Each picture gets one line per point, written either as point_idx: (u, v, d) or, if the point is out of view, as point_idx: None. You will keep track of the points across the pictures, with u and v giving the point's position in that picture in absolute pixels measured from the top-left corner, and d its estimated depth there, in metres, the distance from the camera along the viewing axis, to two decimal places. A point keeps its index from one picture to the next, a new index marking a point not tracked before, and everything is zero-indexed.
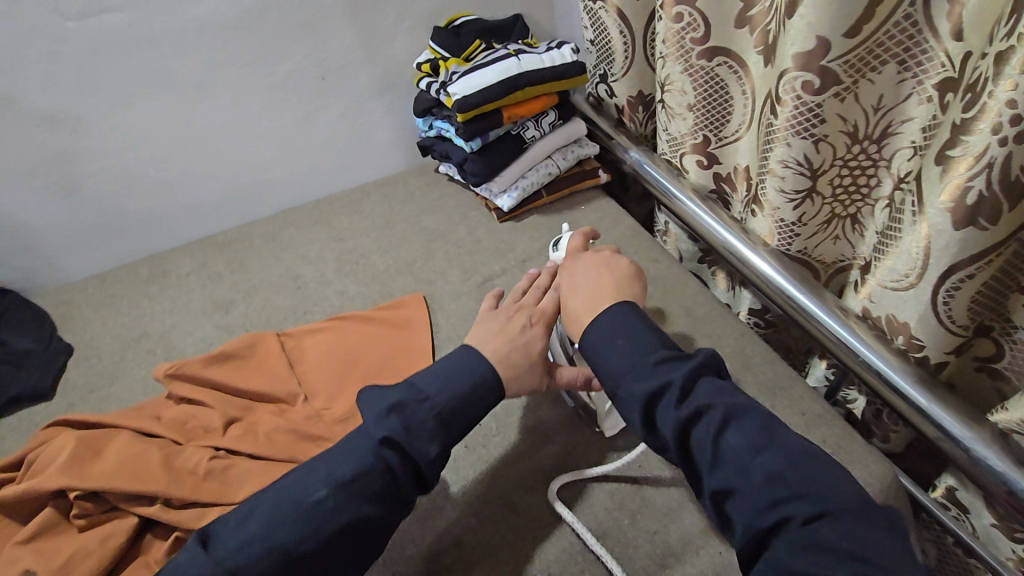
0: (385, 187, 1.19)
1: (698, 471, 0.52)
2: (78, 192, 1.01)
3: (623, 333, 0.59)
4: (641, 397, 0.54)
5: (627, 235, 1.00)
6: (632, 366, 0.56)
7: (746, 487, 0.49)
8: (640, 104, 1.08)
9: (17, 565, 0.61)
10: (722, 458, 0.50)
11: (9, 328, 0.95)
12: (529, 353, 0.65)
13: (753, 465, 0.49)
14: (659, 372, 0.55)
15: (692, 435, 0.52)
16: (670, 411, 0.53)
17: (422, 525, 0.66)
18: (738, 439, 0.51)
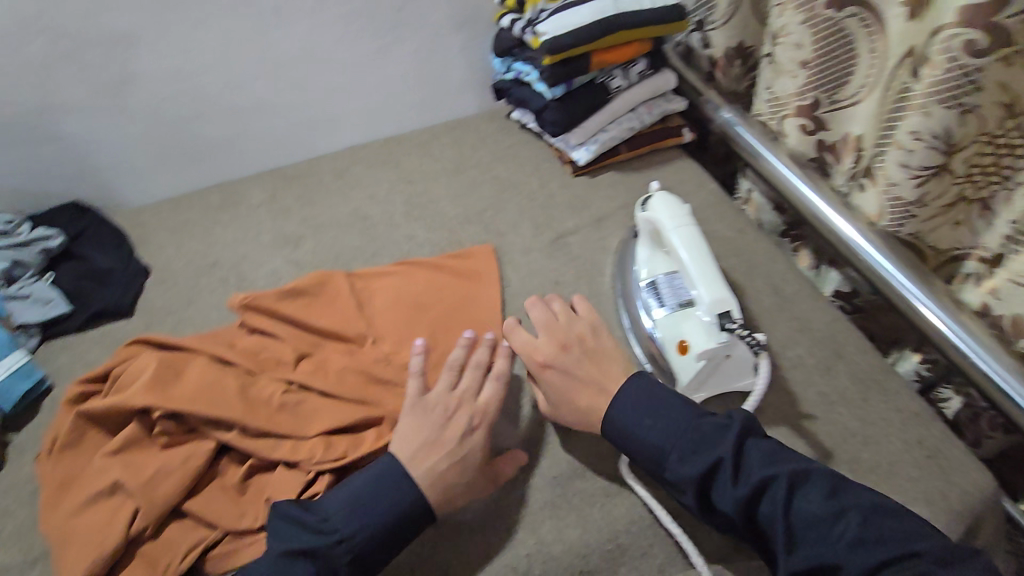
0: (455, 131, 1.15)
1: (774, 549, 0.53)
2: (158, 114, 0.99)
3: (648, 412, 0.61)
4: (692, 481, 0.55)
5: (711, 201, 0.94)
6: (674, 444, 0.58)
7: (838, 558, 0.49)
8: (737, 57, 0.99)
9: (107, 475, 0.64)
10: (800, 531, 0.51)
11: (91, 245, 0.97)
12: (471, 463, 0.61)
13: (833, 535, 0.50)
14: (701, 455, 0.56)
15: (758, 512, 0.53)
16: (728, 490, 0.54)
17: None
18: (808, 505, 0.52)
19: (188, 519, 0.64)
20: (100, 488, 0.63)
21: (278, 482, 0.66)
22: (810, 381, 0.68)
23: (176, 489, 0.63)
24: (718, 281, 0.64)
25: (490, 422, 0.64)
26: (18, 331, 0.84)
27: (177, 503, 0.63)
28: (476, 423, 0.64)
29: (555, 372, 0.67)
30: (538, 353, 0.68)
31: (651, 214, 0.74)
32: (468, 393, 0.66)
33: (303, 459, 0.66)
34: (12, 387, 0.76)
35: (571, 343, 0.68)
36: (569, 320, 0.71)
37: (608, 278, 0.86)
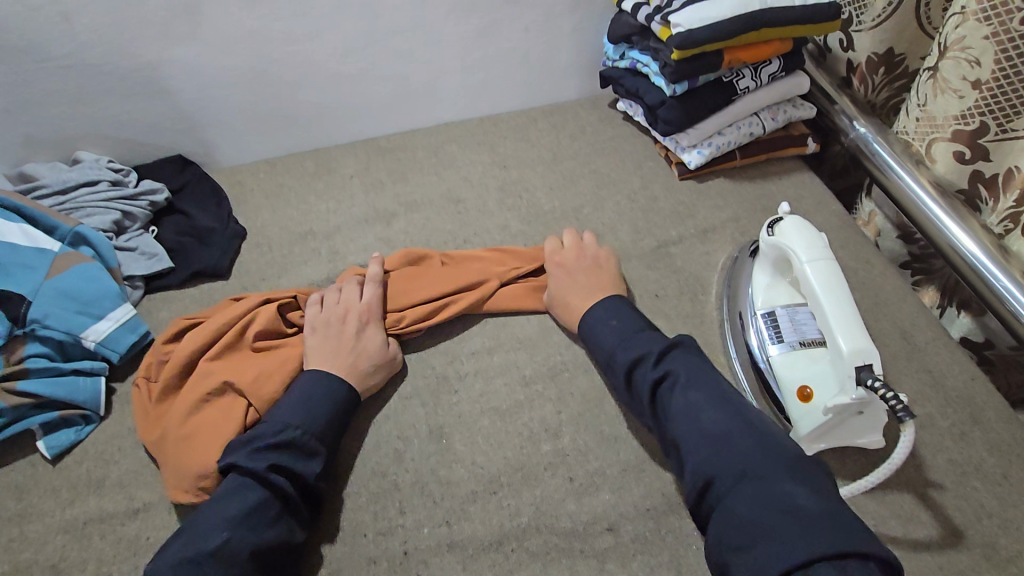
0: (554, 116, 1.10)
1: (664, 427, 0.61)
2: (265, 76, 0.98)
3: (616, 316, 0.71)
4: (623, 363, 0.66)
5: (834, 227, 0.87)
6: (619, 343, 0.68)
7: (692, 442, 0.57)
8: (882, 65, 0.89)
9: (211, 378, 0.68)
10: (680, 415, 0.59)
11: (192, 202, 0.98)
12: (371, 350, 0.72)
13: (699, 425, 0.57)
14: (633, 348, 0.66)
15: (658, 393, 0.62)
16: (647, 373, 0.64)
17: (580, 501, 0.65)
18: (695, 397, 0.60)
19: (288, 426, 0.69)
20: (211, 388, 0.67)
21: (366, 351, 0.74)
22: (940, 445, 0.65)
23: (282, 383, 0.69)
24: (859, 331, 0.59)
25: (378, 320, 0.76)
26: (125, 283, 0.86)
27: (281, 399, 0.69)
28: (366, 320, 0.75)
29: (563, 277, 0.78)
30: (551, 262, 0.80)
31: (779, 239, 0.69)
32: (351, 299, 0.76)
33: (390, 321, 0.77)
34: (120, 338, 0.78)
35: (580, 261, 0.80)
36: (588, 244, 0.82)
37: (713, 298, 0.81)
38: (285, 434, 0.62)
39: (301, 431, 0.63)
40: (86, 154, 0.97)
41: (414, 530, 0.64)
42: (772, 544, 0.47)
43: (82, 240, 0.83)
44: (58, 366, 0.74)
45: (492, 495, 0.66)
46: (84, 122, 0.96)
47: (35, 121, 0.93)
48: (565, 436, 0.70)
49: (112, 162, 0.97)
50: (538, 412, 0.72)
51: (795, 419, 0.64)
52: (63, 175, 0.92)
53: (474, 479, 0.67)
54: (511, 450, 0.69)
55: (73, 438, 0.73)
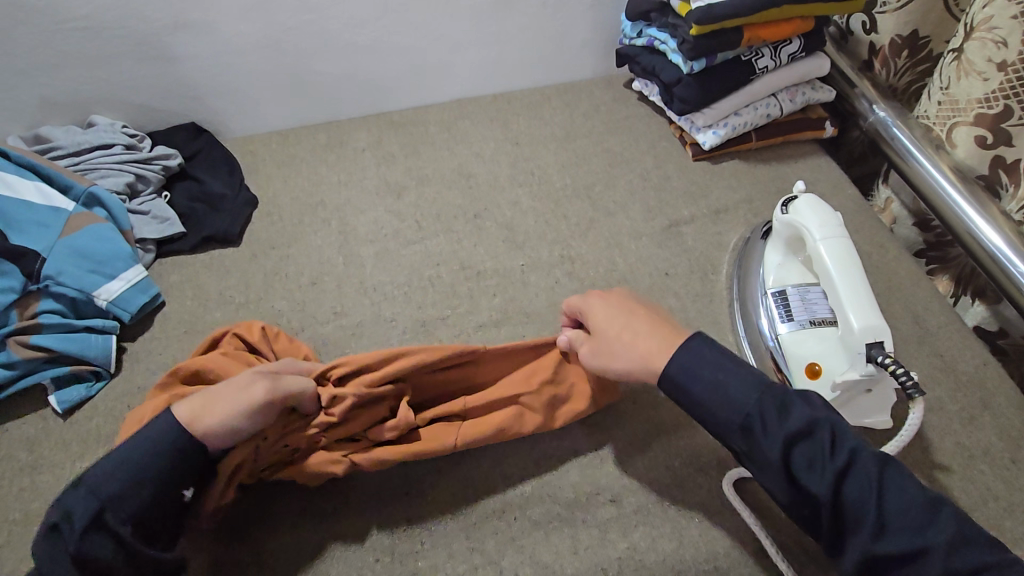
0: (568, 94, 1.09)
1: (847, 528, 0.47)
2: (279, 44, 0.97)
3: (712, 368, 0.52)
4: (782, 437, 0.48)
5: (849, 212, 0.86)
6: (760, 400, 0.50)
7: (925, 556, 0.45)
8: (906, 48, 0.88)
9: (146, 409, 0.62)
10: (892, 519, 0.46)
11: (204, 169, 0.98)
12: (242, 382, 0.57)
13: (913, 531, 0.45)
14: (792, 416, 0.49)
15: (842, 487, 0.47)
16: (821, 457, 0.48)
17: (584, 471, 0.65)
18: (896, 496, 0.47)
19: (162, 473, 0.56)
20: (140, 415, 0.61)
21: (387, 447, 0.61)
22: (949, 429, 0.65)
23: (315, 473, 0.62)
24: (871, 308, 0.59)
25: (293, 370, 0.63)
26: (137, 245, 0.86)
27: None
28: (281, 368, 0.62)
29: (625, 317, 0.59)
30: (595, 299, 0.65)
31: (793, 217, 0.68)
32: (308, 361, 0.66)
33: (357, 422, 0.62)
34: (131, 299, 0.79)
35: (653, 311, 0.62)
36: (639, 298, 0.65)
37: (723, 278, 0.80)
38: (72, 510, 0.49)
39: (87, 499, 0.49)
40: (100, 117, 0.98)
41: (418, 495, 0.64)
42: None
43: (96, 201, 0.84)
44: (71, 323, 0.75)
45: (496, 465, 0.66)
46: (100, 86, 0.96)
47: (52, 83, 0.94)
48: None
49: (126, 127, 0.98)
50: None
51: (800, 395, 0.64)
52: (78, 137, 0.93)
53: (478, 448, 0.67)
54: None
55: (84, 394, 0.74)
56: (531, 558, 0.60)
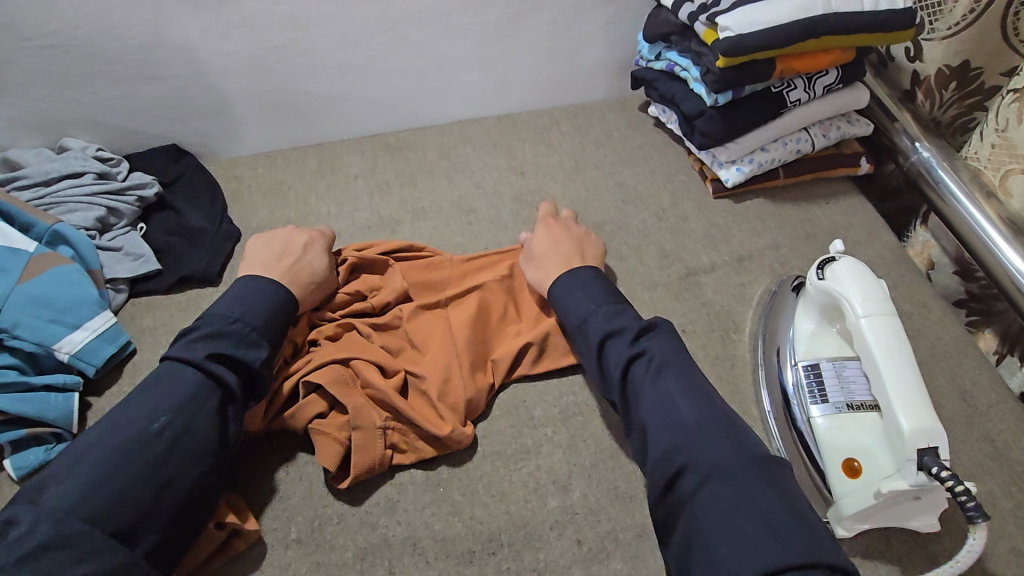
0: (578, 118, 1.01)
1: (631, 406, 0.57)
2: (267, 64, 0.90)
3: (580, 286, 0.66)
4: (599, 331, 0.61)
5: (886, 262, 0.78)
6: (598, 309, 0.63)
7: (663, 424, 0.53)
8: (954, 79, 0.79)
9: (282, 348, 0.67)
10: (654, 395, 0.55)
11: (184, 198, 0.91)
12: (310, 263, 0.70)
13: (673, 409, 0.54)
14: (614, 318, 0.62)
15: (632, 372, 0.58)
16: (622, 347, 0.59)
17: (588, 565, 0.58)
18: (669, 382, 0.56)
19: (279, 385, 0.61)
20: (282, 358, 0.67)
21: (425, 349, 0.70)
22: (1002, 531, 0.57)
23: (336, 457, 0.61)
24: (924, 407, 0.51)
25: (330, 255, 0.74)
26: (106, 287, 0.79)
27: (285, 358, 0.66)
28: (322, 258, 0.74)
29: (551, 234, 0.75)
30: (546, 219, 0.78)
31: (831, 285, 0.60)
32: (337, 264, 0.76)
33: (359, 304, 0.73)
34: (97, 350, 0.72)
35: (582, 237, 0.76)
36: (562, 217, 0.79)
37: (746, 338, 0.72)
38: (234, 327, 0.59)
39: (246, 327, 0.60)
40: (73, 140, 0.91)
41: None
42: (738, 542, 0.45)
43: (61, 239, 0.77)
44: (27, 379, 0.68)
45: (490, 556, 0.59)
46: (72, 107, 0.89)
47: (21, 104, 0.87)
48: (575, 490, 0.63)
49: (101, 150, 0.91)
50: (546, 460, 0.65)
51: (837, 494, 0.56)
52: (47, 165, 0.86)
53: (472, 535, 0.60)
54: (514, 503, 0.62)
55: (40, 460, 0.66)
56: None
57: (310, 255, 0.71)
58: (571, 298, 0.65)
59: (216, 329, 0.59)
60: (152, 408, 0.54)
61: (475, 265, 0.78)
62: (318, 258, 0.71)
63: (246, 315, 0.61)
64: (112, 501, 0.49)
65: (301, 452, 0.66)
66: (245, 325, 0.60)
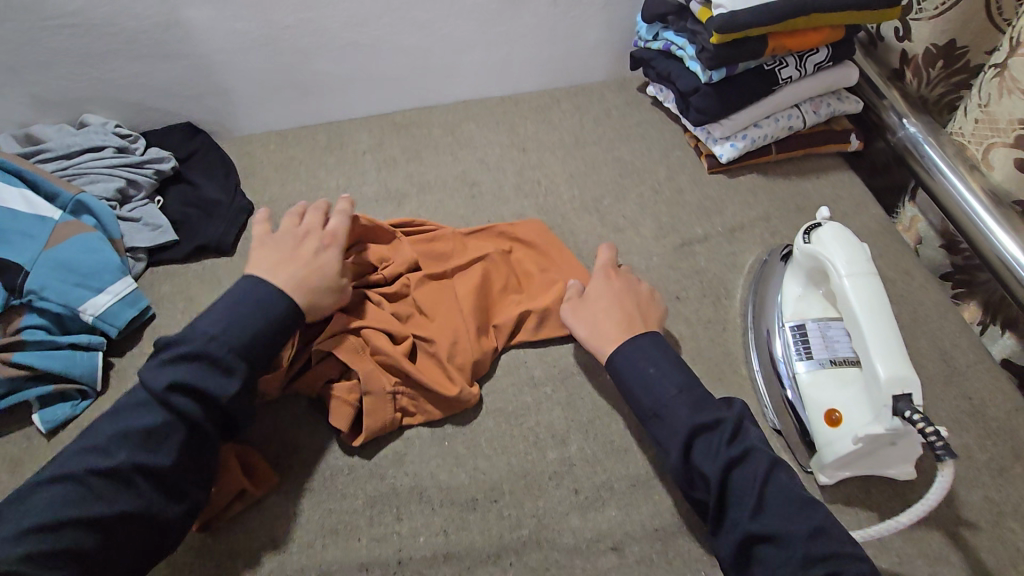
0: (579, 97, 1.04)
1: (730, 510, 0.53)
2: (277, 44, 0.93)
3: (656, 366, 0.60)
4: (686, 426, 0.56)
5: (873, 234, 0.82)
6: (679, 396, 0.58)
7: (788, 537, 0.50)
8: (941, 58, 0.82)
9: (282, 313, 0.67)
10: (768, 502, 0.52)
11: (198, 173, 0.94)
12: (325, 271, 0.65)
13: (792, 520, 0.51)
14: (702, 410, 0.57)
15: (734, 475, 0.53)
16: (718, 446, 0.54)
17: (583, 511, 0.62)
18: (777, 486, 0.53)
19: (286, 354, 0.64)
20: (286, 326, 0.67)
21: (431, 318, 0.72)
22: (976, 481, 0.60)
23: (348, 419, 0.64)
24: (901, 357, 0.54)
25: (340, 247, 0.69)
26: (127, 255, 0.83)
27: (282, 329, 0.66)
28: (330, 243, 0.68)
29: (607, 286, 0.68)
30: (609, 274, 0.69)
31: (816, 248, 0.63)
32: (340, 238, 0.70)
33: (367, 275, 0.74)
34: (120, 313, 0.76)
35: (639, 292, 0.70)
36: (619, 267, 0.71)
37: (737, 303, 0.76)
38: (210, 347, 0.56)
39: (222, 347, 0.56)
40: (92, 116, 0.94)
41: (410, 536, 0.61)
42: None
43: (84, 207, 0.81)
44: (55, 339, 0.72)
45: (492, 503, 0.62)
46: (92, 85, 0.93)
47: (42, 81, 0.90)
48: (572, 443, 0.66)
49: (120, 127, 0.94)
50: (545, 416, 0.69)
51: (819, 440, 0.60)
52: (68, 139, 0.90)
53: (474, 485, 0.64)
54: (514, 455, 0.66)
55: (68, 414, 0.71)
56: None
57: (317, 269, 0.65)
58: (644, 385, 0.60)
59: (193, 347, 0.56)
60: (113, 436, 0.52)
61: (479, 240, 0.81)
62: (330, 265, 0.66)
63: (225, 332, 0.57)
64: (63, 524, 0.48)
65: (312, 408, 0.69)
66: (220, 346, 0.57)
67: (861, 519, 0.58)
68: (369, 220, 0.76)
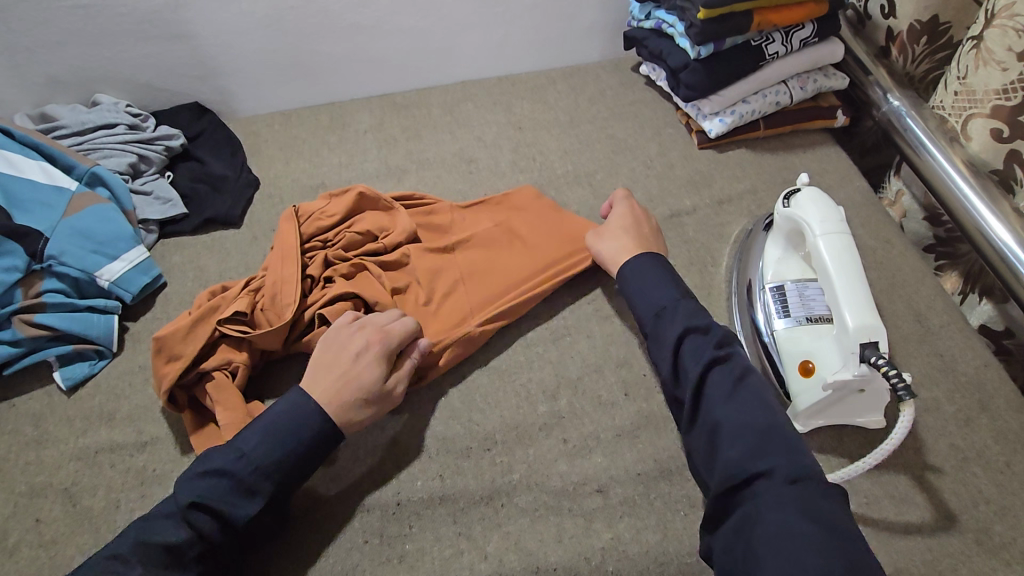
0: (574, 78, 1.07)
1: (701, 406, 0.55)
2: (281, 25, 0.97)
3: (660, 276, 0.65)
4: (679, 324, 0.60)
5: (857, 204, 0.85)
6: (675, 303, 0.62)
7: (744, 432, 0.52)
8: (924, 34, 0.85)
9: (287, 277, 0.71)
10: (736, 403, 0.54)
11: (207, 150, 0.98)
12: (363, 380, 0.62)
13: (752, 417, 0.53)
14: (696, 318, 0.60)
15: (710, 375, 0.56)
16: (703, 347, 0.58)
17: (570, 459, 0.65)
18: (748, 391, 0.55)
19: (289, 313, 0.69)
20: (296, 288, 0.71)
21: (430, 286, 0.75)
22: (944, 430, 0.64)
23: None
24: (867, 308, 0.58)
25: (388, 352, 0.64)
26: (139, 226, 0.87)
27: (285, 291, 0.70)
28: (375, 345, 0.64)
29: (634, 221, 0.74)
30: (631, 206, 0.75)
31: (794, 211, 0.67)
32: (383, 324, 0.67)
33: (368, 244, 0.77)
34: (133, 279, 0.80)
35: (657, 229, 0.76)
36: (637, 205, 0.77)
37: (722, 270, 0.79)
38: (238, 466, 0.55)
39: (248, 465, 0.55)
40: (104, 95, 0.98)
41: (407, 480, 0.64)
42: None
43: (99, 180, 0.85)
44: (73, 301, 0.76)
45: (485, 452, 0.66)
46: (104, 65, 0.96)
47: (57, 61, 0.94)
48: (562, 398, 0.70)
49: (131, 106, 0.98)
50: (537, 373, 0.72)
51: (795, 390, 0.63)
52: (83, 116, 0.94)
53: (469, 435, 0.67)
54: (507, 408, 0.69)
55: (86, 372, 0.75)
56: (517, 545, 0.60)
57: (347, 377, 0.62)
58: (649, 284, 0.65)
59: (222, 464, 0.55)
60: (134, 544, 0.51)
61: (475, 212, 0.84)
62: (370, 372, 0.62)
63: (254, 450, 0.56)
64: None
65: None
66: (245, 464, 0.55)
67: (833, 464, 0.62)
68: (371, 193, 0.81)
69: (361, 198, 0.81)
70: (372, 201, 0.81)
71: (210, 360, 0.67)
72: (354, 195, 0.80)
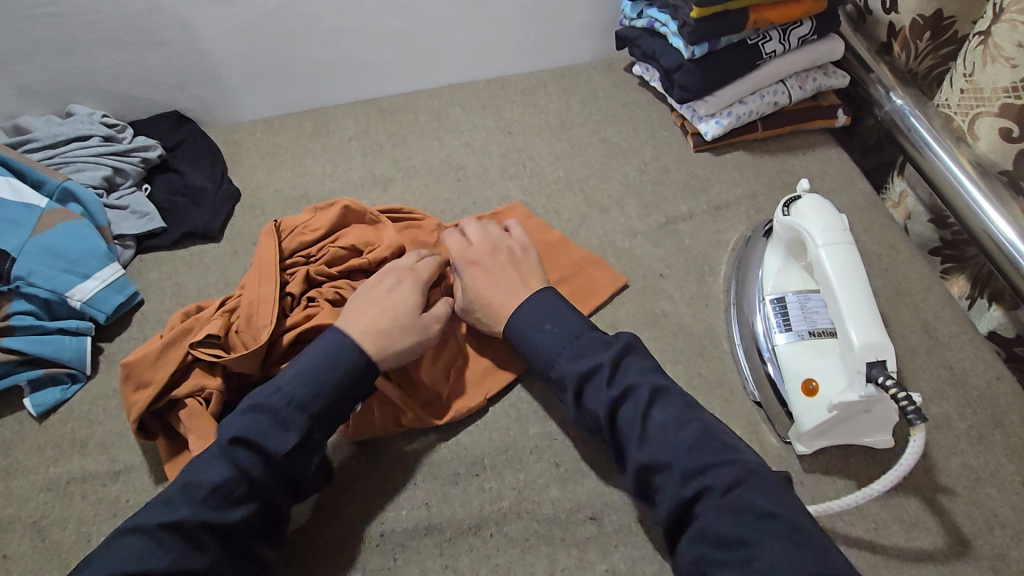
0: (565, 79, 1.04)
1: (623, 446, 0.54)
2: (259, 30, 0.93)
3: (545, 319, 0.62)
4: (571, 377, 0.57)
5: (860, 208, 0.81)
6: (562, 347, 0.60)
7: (669, 460, 0.51)
8: (928, 29, 0.81)
9: (265, 296, 0.68)
10: (651, 432, 0.53)
11: (185, 161, 0.95)
12: (399, 306, 0.63)
13: (672, 449, 0.51)
14: (582, 359, 0.58)
15: (620, 414, 0.54)
16: (601, 391, 0.55)
17: (563, 484, 0.62)
18: (662, 414, 0.53)
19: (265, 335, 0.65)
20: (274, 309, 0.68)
21: None
22: (955, 449, 0.61)
23: None
24: (873, 323, 0.55)
25: (419, 280, 0.67)
26: (114, 242, 0.84)
27: (261, 312, 0.67)
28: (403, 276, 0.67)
29: (482, 268, 0.68)
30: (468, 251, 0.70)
31: (796, 220, 0.63)
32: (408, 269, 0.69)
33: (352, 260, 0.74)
34: (107, 298, 0.77)
35: (503, 248, 0.70)
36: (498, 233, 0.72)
37: (721, 280, 0.76)
38: None
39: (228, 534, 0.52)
40: (78, 106, 0.95)
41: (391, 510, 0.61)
42: None
43: (70, 196, 0.82)
44: (43, 324, 0.73)
45: (473, 477, 0.63)
46: (77, 74, 0.93)
47: (27, 71, 0.91)
48: (554, 419, 0.67)
49: (106, 117, 0.95)
50: (528, 392, 0.69)
51: (795, 409, 0.60)
52: (56, 129, 0.90)
53: (457, 459, 0.64)
54: (497, 431, 0.66)
55: (58, 398, 0.72)
56: None
57: (391, 309, 0.63)
58: (533, 343, 0.61)
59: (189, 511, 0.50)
60: None
61: None
62: (404, 299, 0.64)
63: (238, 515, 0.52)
64: None
65: None
66: None
67: (840, 488, 0.59)
68: (357, 206, 0.77)
69: (348, 211, 0.77)
70: (358, 214, 0.78)
71: (181, 387, 0.64)
72: (339, 208, 0.76)
